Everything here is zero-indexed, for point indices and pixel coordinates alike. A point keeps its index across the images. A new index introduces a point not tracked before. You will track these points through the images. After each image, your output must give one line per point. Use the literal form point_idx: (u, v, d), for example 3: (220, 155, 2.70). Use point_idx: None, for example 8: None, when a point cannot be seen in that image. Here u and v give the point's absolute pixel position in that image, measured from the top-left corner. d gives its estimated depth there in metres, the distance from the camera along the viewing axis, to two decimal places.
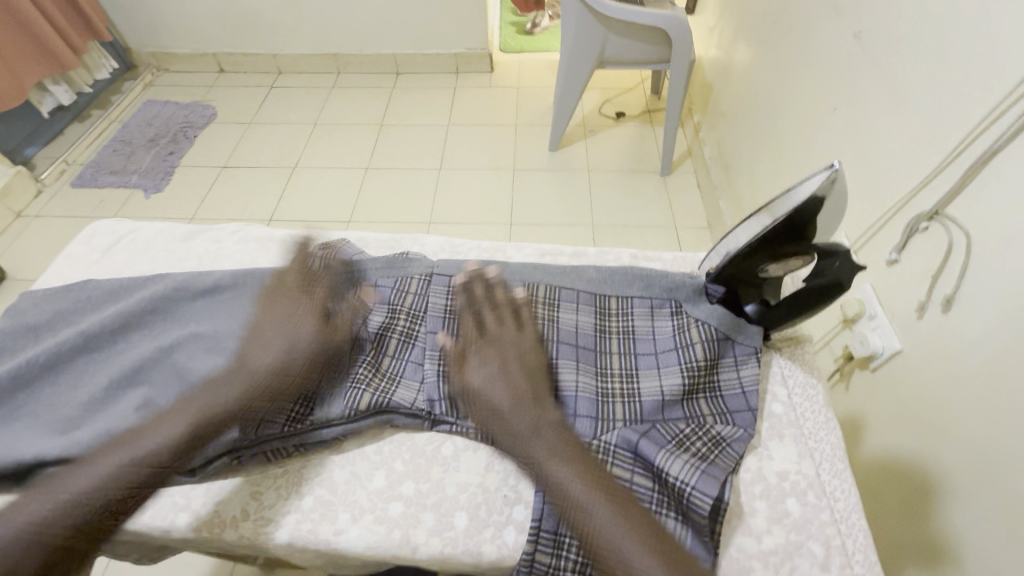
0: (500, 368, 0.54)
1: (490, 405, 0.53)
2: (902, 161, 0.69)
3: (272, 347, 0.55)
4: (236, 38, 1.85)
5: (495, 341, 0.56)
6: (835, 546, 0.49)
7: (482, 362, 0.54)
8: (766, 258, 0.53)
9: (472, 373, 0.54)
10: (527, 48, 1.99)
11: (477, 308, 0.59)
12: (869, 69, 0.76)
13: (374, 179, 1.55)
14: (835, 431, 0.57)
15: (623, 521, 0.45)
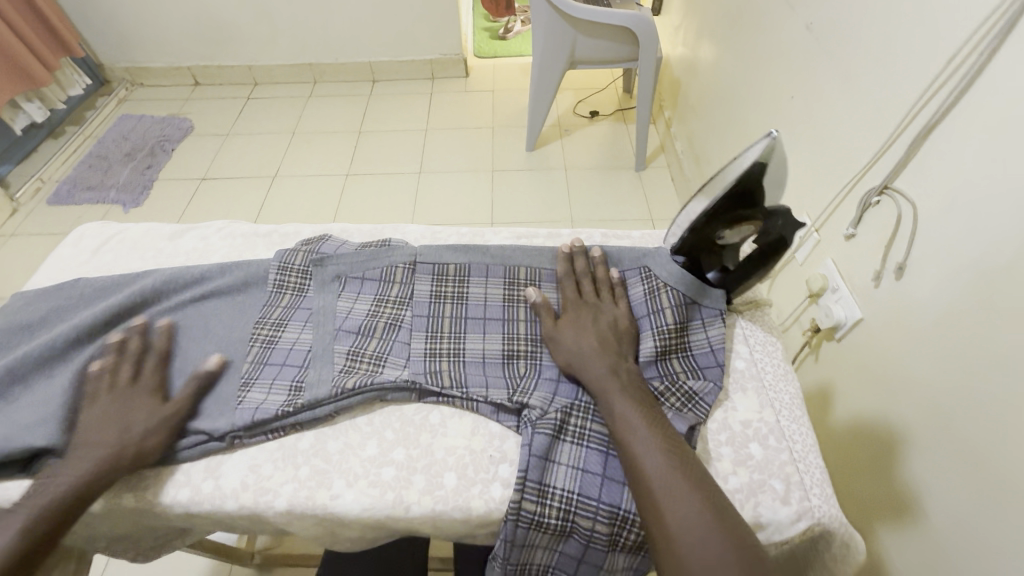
0: (589, 326, 0.62)
1: (575, 350, 0.60)
2: (851, 128, 1.04)
3: (110, 420, 0.55)
4: (268, 60, 2.62)
5: (591, 304, 0.65)
6: (794, 482, 0.55)
7: (575, 319, 0.63)
8: (721, 223, 0.62)
9: (566, 327, 0.63)
10: (499, 53, 2.77)
11: (579, 279, 0.68)
12: (818, 63, 1.16)
13: (354, 184, 2.19)
14: (792, 382, 0.64)
15: (674, 458, 0.50)
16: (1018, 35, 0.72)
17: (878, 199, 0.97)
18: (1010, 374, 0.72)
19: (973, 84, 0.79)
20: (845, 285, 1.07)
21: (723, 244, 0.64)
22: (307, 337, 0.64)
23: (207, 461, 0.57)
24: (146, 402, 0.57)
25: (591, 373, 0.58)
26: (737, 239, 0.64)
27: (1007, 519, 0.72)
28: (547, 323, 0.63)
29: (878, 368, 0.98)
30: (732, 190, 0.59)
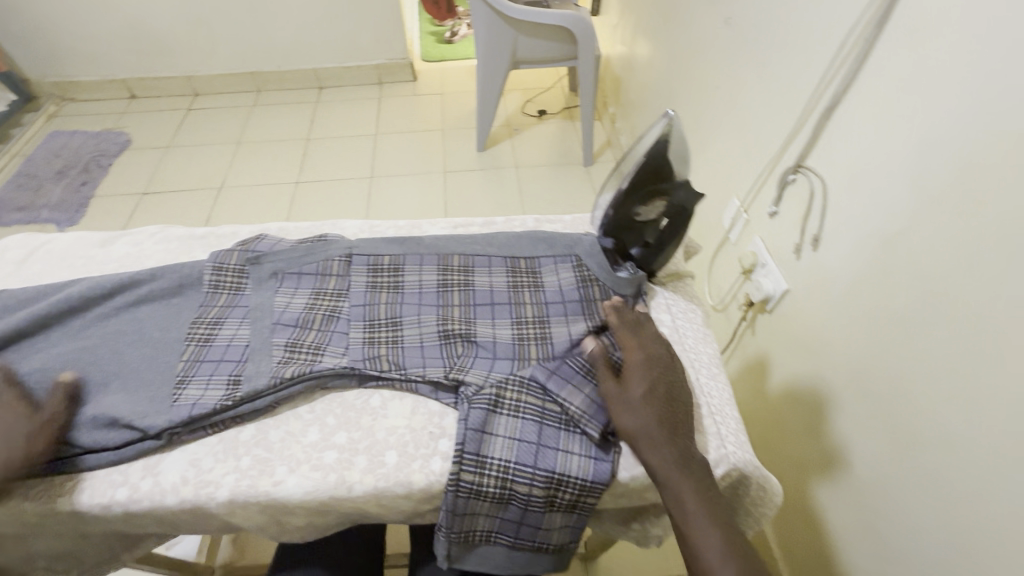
0: (657, 396, 0.59)
1: (643, 425, 0.57)
2: (769, 113, 1.12)
3: None
4: (207, 69, 2.56)
5: (659, 368, 0.62)
6: (711, 432, 0.61)
7: (642, 383, 0.60)
8: (639, 196, 0.67)
9: (636, 390, 0.59)
10: (446, 56, 2.79)
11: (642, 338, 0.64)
12: (738, 53, 1.24)
13: (305, 191, 2.17)
14: (710, 343, 0.70)
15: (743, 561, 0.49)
16: (893, 21, 0.81)
17: (795, 176, 1.05)
18: (905, 328, 0.80)
19: (861, 67, 0.87)
20: (772, 260, 1.15)
21: (639, 221, 0.69)
22: (244, 333, 0.65)
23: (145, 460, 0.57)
24: (10, 420, 0.56)
25: (661, 456, 0.55)
26: (652, 216, 0.69)
27: (910, 460, 0.80)
28: (615, 382, 0.60)
29: (803, 334, 1.05)
30: (646, 162, 0.66)
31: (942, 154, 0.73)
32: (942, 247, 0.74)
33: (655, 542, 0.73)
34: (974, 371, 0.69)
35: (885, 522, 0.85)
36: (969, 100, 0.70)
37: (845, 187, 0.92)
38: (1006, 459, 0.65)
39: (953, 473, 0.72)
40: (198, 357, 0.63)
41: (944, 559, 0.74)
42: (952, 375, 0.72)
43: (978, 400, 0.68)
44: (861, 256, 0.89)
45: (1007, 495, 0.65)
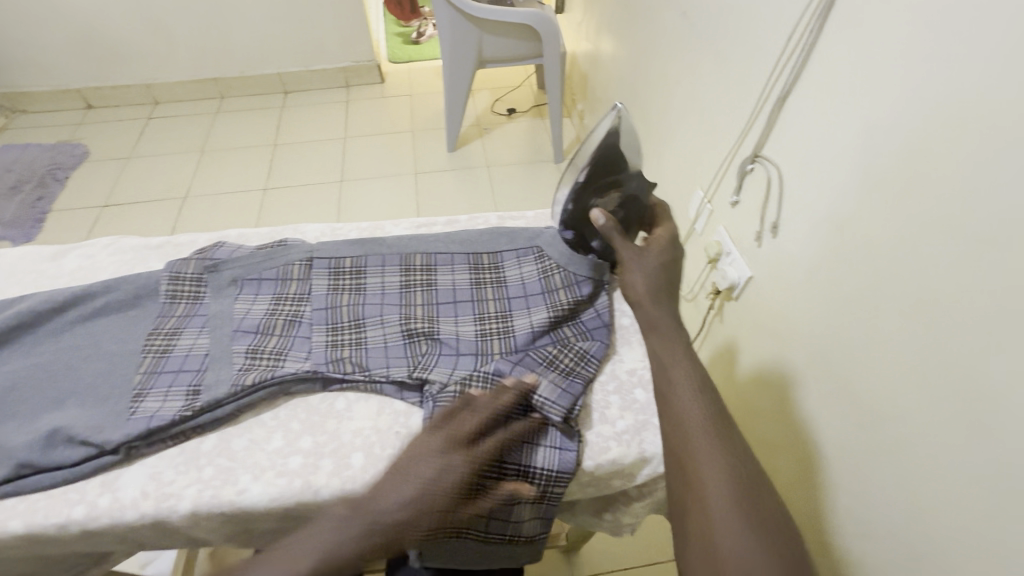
0: (665, 269, 0.67)
1: (648, 287, 0.66)
2: (726, 106, 1.15)
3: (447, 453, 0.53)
4: (167, 76, 2.49)
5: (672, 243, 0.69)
6: None
7: (654, 253, 0.68)
8: (597, 188, 0.69)
9: (648, 254, 0.67)
10: (413, 57, 2.77)
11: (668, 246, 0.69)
12: (695, 47, 1.26)
13: (274, 198, 2.14)
14: None
15: (731, 462, 0.54)
16: (835, 13, 0.84)
17: (753, 165, 1.08)
18: (858, 308, 0.83)
19: (808, 58, 0.90)
20: (736, 248, 1.18)
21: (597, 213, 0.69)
22: (204, 342, 0.64)
23: (104, 477, 0.56)
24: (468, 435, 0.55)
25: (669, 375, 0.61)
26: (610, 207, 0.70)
27: (873, 434, 0.80)
28: (630, 247, 0.68)
29: (767, 319, 1.08)
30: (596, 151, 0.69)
31: (885, 140, 0.76)
32: (887, 229, 0.77)
33: (628, 531, 0.74)
34: (917, 346, 0.72)
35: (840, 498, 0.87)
36: (906, 86, 0.72)
37: (799, 175, 0.96)
38: (946, 429, 0.68)
39: (899, 445, 0.75)
40: (156, 369, 0.62)
41: (894, 530, 0.77)
42: (897, 351, 0.75)
43: (920, 376, 0.71)
44: (814, 241, 0.93)
45: (946, 463, 0.68)
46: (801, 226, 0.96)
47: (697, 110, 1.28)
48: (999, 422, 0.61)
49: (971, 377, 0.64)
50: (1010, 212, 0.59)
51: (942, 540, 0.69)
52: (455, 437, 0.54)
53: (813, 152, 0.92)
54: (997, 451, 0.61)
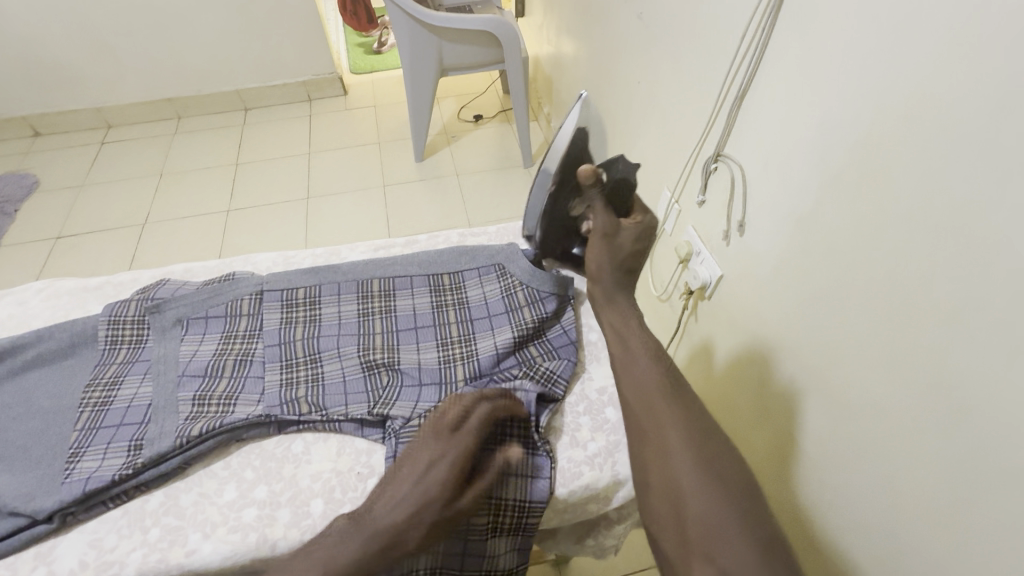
0: (636, 251, 0.70)
1: (614, 266, 0.69)
2: (686, 107, 1.15)
3: (426, 448, 0.54)
4: (118, 99, 2.41)
5: (648, 226, 0.73)
6: None
7: (627, 234, 0.71)
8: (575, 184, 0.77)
9: (622, 235, 0.70)
10: (375, 66, 2.72)
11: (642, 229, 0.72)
12: (652, 49, 1.26)
13: (237, 218, 2.07)
14: None
15: (690, 420, 0.56)
16: (784, 12, 0.83)
17: (717, 164, 1.07)
18: (821, 306, 0.84)
19: (762, 58, 0.90)
20: (706, 248, 1.17)
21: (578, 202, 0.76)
22: (146, 391, 0.63)
23: (36, 548, 0.54)
24: (448, 426, 0.56)
25: (630, 353, 0.62)
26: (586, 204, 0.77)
27: (846, 427, 0.80)
28: (606, 221, 0.71)
29: (739, 317, 1.08)
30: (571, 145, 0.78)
31: (838, 138, 0.77)
32: (844, 229, 0.77)
33: (612, 552, 0.72)
34: (879, 344, 0.73)
35: (817, 498, 0.88)
36: (854, 85, 0.73)
37: (759, 174, 0.96)
38: (907, 427, 0.69)
39: (868, 441, 0.76)
40: (95, 424, 0.60)
41: (871, 528, 0.77)
42: (861, 349, 0.76)
43: (883, 372, 0.72)
44: (774, 242, 0.94)
45: (910, 460, 0.69)
46: (761, 227, 0.97)
47: (658, 112, 1.28)
48: (960, 417, 0.62)
49: (932, 373, 0.65)
50: (962, 209, 0.59)
51: (913, 535, 0.70)
52: (439, 431, 0.55)
53: (767, 154, 0.93)
54: (962, 446, 0.61)
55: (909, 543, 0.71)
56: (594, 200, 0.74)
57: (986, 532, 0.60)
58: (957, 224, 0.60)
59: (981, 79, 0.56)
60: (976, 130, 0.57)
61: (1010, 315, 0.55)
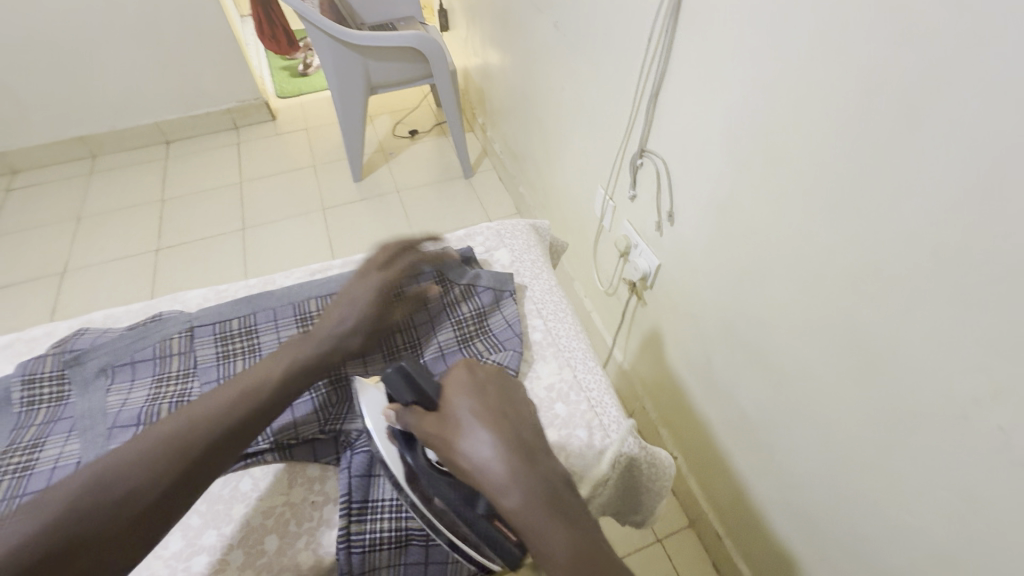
0: (488, 409, 0.59)
1: (476, 445, 0.55)
2: (608, 109, 1.20)
3: (356, 305, 0.70)
4: (23, 143, 2.24)
5: (467, 385, 0.61)
6: (595, 425, 0.70)
7: (466, 402, 0.59)
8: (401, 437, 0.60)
9: (455, 418, 0.57)
10: (302, 89, 2.66)
11: (475, 389, 0.61)
12: (572, 55, 1.31)
13: (168, 257, 1.97)
14: (582, 340, 0.81)
15: None
16: (682, 13, 0.89)
17: (642, 160, 1.12)
18: (750, 284, 0.90)
19: (668, 58, 0.96)
20: (642, 240, 1.22)
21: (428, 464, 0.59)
22: (73, 448, 0.59)
23: None
24: (371, 274, 0.73)
25: None
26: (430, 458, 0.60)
27: (789, 391, 0.87)
28: (433, 420, 0.57)
29: (678, 303, 1.14)
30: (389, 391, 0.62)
31: (743, 128, 0.82)
32: (759, 212, 0.84)
33: None
34: (801, 312, 0.80)
35: (774, 462, 0.96)
36: (748, 79, 0.79)
37: (677, 168, 1.02)
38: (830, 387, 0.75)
39: (805, 405, 0.85)
40: (17, 491, 0.56)
41: (824, 484, 0.85)
42: (789, 318, 0.83)
43: (805, 334, 0.80)
44: (699, 230, 1.00)
45: (844, 413, 0.77)
46: (686, 218, 1.03)
47: (585, 114, 1.33)
48: (880, 370, 0.69)
49: (851, 334, 0.72)
50: (852, 185, 0.66)
51: (857, 484, 0.78)
52: (371, 274, 0.73)
53: (681, 151, 0.99)
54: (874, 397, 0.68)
55: (856, 487, 0.79)
56: (408, 419, 0.59)
57: (908, 471, 0.69)
58: (848, 197, 0.67)
59: (853, 69, 0.62)
60: (855, 113, 0.63)
61: (903, 276, 0.62)
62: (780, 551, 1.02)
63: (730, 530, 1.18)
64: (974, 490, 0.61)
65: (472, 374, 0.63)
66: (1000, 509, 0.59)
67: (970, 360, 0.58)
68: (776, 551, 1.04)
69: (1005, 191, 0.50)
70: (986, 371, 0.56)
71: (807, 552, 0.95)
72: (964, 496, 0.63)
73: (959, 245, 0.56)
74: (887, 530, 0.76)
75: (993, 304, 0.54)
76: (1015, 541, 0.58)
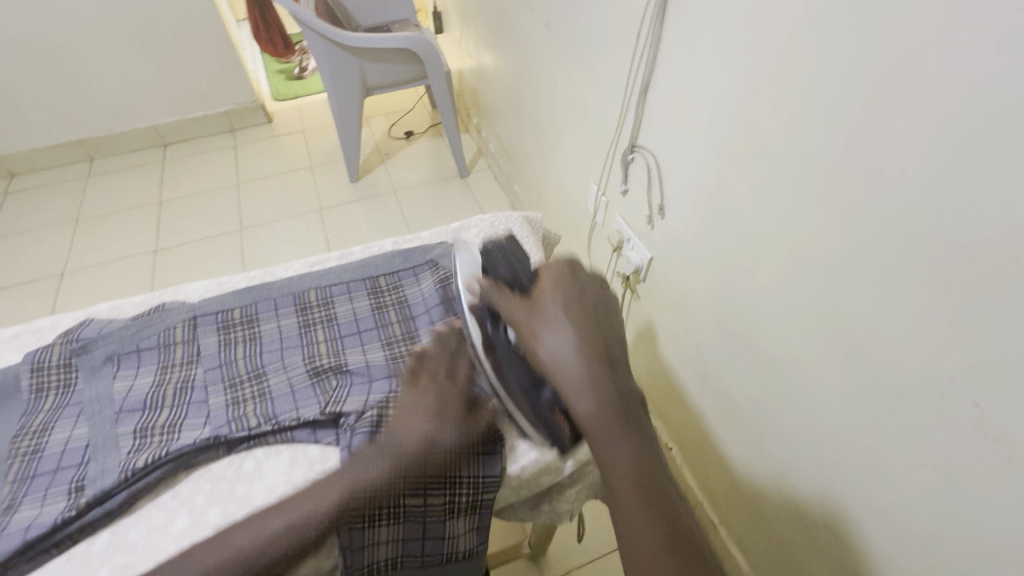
0: (577, 308, 0.62)
1: (560, 345, 0.59)
2: (599, 105, 1.23)
3: (417, 427, 0.61)
4: (20, 146, 2.25)
5: (559, 279, 0.65)
6: None
7: (555, 295, 0.63)
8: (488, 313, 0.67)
9: (543, 310, 0.62)
10: (298, 91, 2.68)
11: (566, 292, 0.64)
12: (563, 53, 1.34)
13: (166, 258, 1.99)
14: None
15: None
16: (669, 11, 0.91)
17: (633, 155, 1.15)
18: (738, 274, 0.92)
19: (656, 55, 0.98)
20: (634, 234, 1.25)
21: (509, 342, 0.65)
22: (82, 432, 0.64)
23: None
24: (443, 388, 0.65)
25: (631, 497, 0.55)
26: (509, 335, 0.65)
27: (774, 375, 0.90)
28: (523, 310, 0.62)
29: (669, 294, 1.16)
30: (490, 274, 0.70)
31: (728, 122, 0.85)
32: (744, 202, 0.86)
33: (567, 516, 0.79)
34: (786, 298, 0.83)
35: (761, 445, 0.99)
36: (733, 73, 0.81)
37: (666, 163, 1.05)
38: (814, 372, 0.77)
39: (792, 390, 0.87)
40: (30, 472, 0.62)
41: (811, 466, 0.87)
42: (774, 305, 0.85)
43: (791, 320, 0.83)
44: (688, 222, 1.03)
45: (825, 394, 0.80)
46: (675, 211, 1.06)
47: (576, 112, 1.35)
48: (863, 354, 0.71)
49: (832, 318, 0.75)
50: (830, 174, 0.69)
51: (841, 464, 0.81)
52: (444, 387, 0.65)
53: (670, 145, 1.02)
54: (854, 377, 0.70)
55: (841, 467, 0.81)
56: (499, 298, 0.65)
57: (889, 447, 0.71)
58: (826, 186, 0.70)
59: (830, 62, 0.65)
60: (833, 105, 0.66)
61: (880, 259, 0.65)
62: (772, 537, 1.05)
63: (723, 517, 1.20)
64: (954, 468, 0.63)
65: (563, 272, 0.66)
66: (977, 484, 0.61)
67: (947, 338, 0.60)
68: (769, 537, 1.06)
69: (973, 175, 0.53)
70: (959, 348, 0.59)
71: (796, 535, 0.98)
72: (943, 473, 0.65)
73: (930, 228, 0.58)
74: (872, 509, 0.78)
75: (964, 283, 0.57)
76: (990, 511, 0.61)
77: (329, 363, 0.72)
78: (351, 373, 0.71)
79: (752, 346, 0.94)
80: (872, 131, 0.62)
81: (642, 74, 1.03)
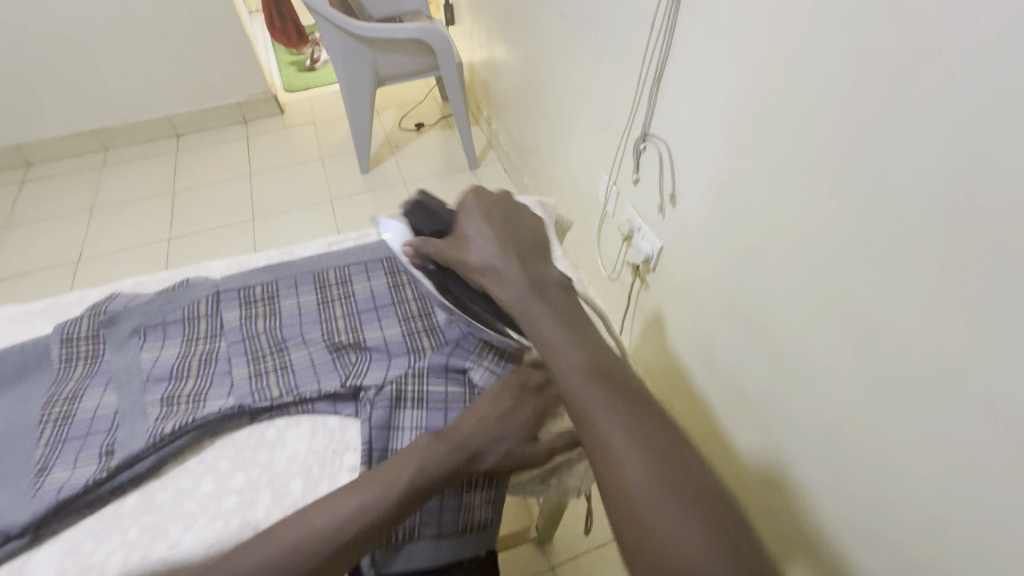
0: (492, 223, 0.65)
1: (483, 257, 0.62)
2: (612, 95, 1.23)
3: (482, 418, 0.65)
4: (38, 135, 2.29)
5: (470, 205, 0.68)
6: None
7: (471, 222, 0.66)
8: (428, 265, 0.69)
9: (464, 235, 0.65)
10: (310, 83, 2.70)
11: (479, 214, 0.66)
12: (576, 42, 1.34)
13: (180, 246, 2.02)
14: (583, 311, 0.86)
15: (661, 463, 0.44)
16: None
17: (645, 144, 1.15)
18: (748, 261, 0.93)
19: (670, 43, 0.99)
20: (645, 223, 1.25)
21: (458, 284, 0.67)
22: (110, 400, 0.67)
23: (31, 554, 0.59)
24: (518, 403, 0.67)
25: (576, 382, 0.51)
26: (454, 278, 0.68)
27: (783, 361, 0.91)
28: (448, 244, 0.65)
29: (679, 283, 1.17)
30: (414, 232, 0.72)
31: (742, 109, 0.85)
32: (756, 190, 0.87)
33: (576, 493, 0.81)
34: (796, 285, 0.83)
35: (769, 432, 0.99)
36: (747, 60, 0.82)
37: (678, 151, 1.05)
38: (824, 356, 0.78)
39: (802, 376, 0.87)
40: (61, 437, 0.64)
41: (819, 453, 0.88)
42: (784, 291, 0.86)
43: (801, 306, 0.83)
44: (699, 211, 1.03)
45: (835, 379, 0.80)
46: (687, 200, 1.06)
47: (588, 102, 1.36)
48: (874, 339, 0.72)
49: (844, 303, 0.75)
50: (843, 158, 0.69)
51: (849, 449, 0.81)
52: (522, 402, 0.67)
53: (682, 133, 1.02)
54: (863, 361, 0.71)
55: (848, 453, 0.82)
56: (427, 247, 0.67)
57: (898, 433, 0.72)
58: (839, 172, 0.70)
59: (846, 46, 0.65)
60: (849, 90, 0.66)
61: (892, 244, 0.66)
62: (778, 526, 1.05)
63: None
64: (962, 453, 0.63)
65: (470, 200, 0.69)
66: (986, 469, 0.61)
67: (961, 322, 0.60)
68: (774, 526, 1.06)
69: (990, 157, 0.53)
70: (972, 331, 0.59)
71: (802, 526, 0.97)
72: (951, 459, 0.65)
73: (944, 212, 0.59)
74: (878, 497, 0.78)
75: (977, 266, 0.57)
76: (998, 498, 0.60)
77: (348, 338, 0.74)
78: (370, 349, 0.73)
79: (761, 333, 0.94)
80: (887, 116, 0.62)
81: (656, 62, 1.04)
